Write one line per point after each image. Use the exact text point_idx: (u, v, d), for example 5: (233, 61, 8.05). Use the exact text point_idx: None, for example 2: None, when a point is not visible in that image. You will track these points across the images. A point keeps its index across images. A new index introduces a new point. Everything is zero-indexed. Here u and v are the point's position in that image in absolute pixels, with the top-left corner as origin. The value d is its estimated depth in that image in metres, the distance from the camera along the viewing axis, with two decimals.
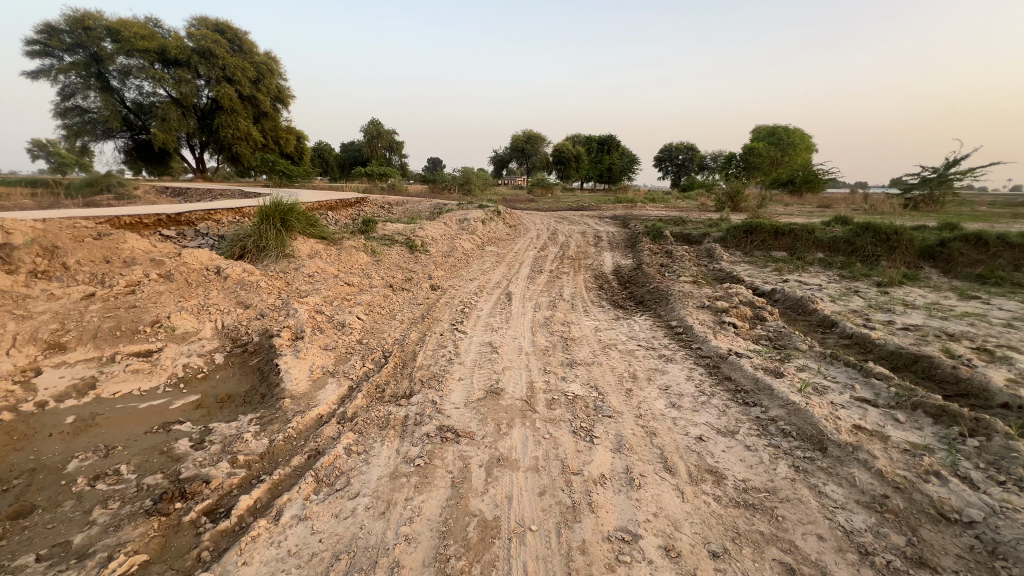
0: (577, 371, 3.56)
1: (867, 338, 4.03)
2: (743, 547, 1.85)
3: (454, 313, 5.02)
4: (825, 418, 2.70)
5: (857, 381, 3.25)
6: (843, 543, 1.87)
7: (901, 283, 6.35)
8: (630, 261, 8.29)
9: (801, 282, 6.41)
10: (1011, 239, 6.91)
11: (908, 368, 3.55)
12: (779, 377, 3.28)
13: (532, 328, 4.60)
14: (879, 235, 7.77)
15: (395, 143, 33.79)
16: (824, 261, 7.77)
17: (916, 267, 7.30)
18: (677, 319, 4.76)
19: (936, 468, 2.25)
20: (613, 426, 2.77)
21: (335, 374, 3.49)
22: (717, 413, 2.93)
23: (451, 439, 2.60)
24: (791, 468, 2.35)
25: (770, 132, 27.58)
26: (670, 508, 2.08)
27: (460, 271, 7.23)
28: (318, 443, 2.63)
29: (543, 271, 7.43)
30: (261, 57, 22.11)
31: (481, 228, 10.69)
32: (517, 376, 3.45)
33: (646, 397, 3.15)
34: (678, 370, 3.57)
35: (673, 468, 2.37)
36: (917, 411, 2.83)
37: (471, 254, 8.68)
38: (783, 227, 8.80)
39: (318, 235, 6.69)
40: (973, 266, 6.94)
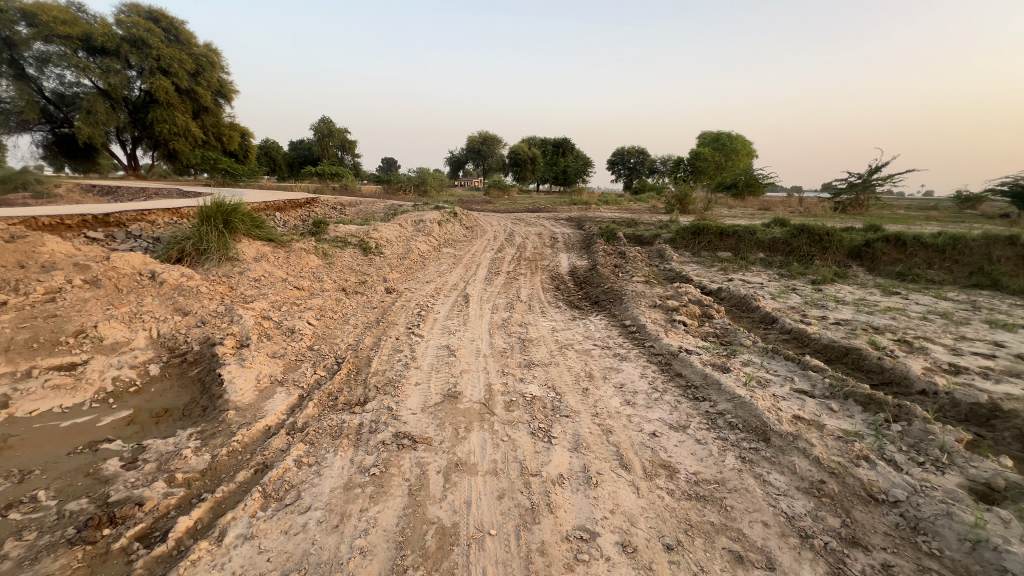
0: (534, 372, 3.58)
1: (804, 333, 4.30)
2: (695, 538, 1.92)
3: (410, 317, 4.93)
4: (768, 410, 2.86)
5: (796, 374, 3.46)
6: (785, 528, 1.98)
7: (833, 281, 6.82)
8: (585, 262, 8.46)
9: (744, 281, 6.76)
10: (925, 239, 7.60)
11: (840, 360, 3.83)
12: (726, 372, 3.44)
13: (490, 329, 4.59)
14: (813, 236, 8.33)
15: (348, 141, 32.73)
16: (764, 261, 8.24)
17: (845, 265, 7.88)
18: (631, 318, 4.90)
19: (865, 452, 2.44)
20: (570, 425, 2.81)
21: (285, 383, 3.34)
22: (670, 408, 3.03)
23: (408, 446, 2.55)
24: (737, 459, 2.47)
25: (714, 138, 29.02)
26: (626, 504, 2.13)
27: (416, 273, 7.11)
28: (265, 456, 2.51)
29: (501, 272, 7.46)
30: (201, 48, 20.88)
31: (437, 230, 10.55)
32: (476, 379, 3.43)
33: (601, 395, 3.21)
34: (632, 368, 3.67)
35: (629, 465, 2.43)
36: (848, 400, 3.04)
37: (427, 255, 8.58)
38: (727, 229, 9.25)
39: (264, 237, 6.36)
40: (894, 264, 7.58)
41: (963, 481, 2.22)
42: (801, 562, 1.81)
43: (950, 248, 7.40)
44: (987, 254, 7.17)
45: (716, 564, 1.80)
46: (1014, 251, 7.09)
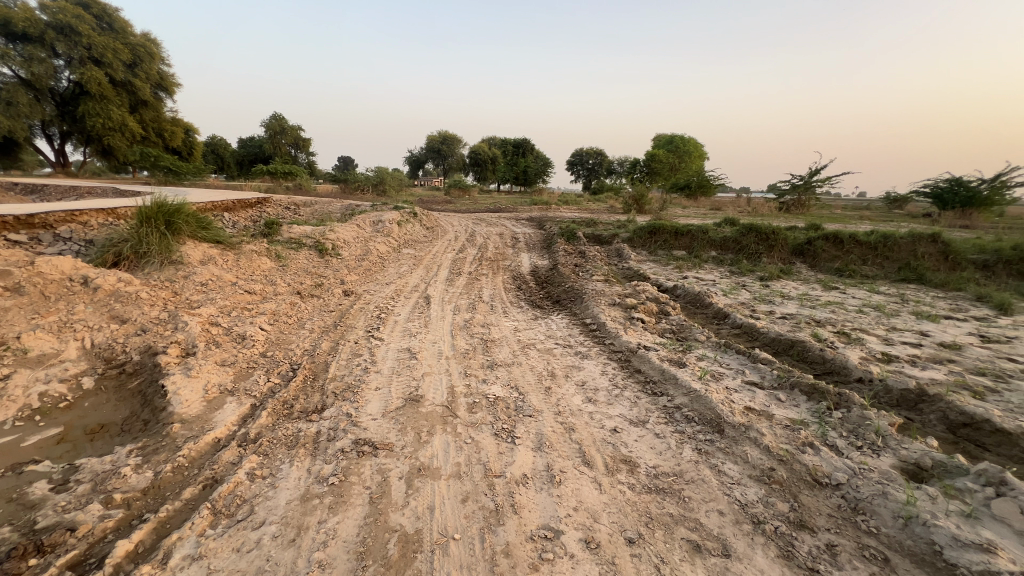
0: (497, 372, 3.58)
1: (753, 327, 4.52)
2: (655, 530, 1.98)
3: (370, 319, 4.82)
4: (722, 402, 2.99)
5: (747, 367, 3.63)
6: (739, 516, 2.07)
7: (778, 277, 7.20)
8: (546, 262, 8.55)
9: (698, 278, 7.03)
10: (860, 237, 8.16)
11: (787, 352, 4.04)
12: (682, 367, 3.56)
13: (452, 331, 4.55)
14: (760, 234, 8.77)
15: (302, 139, 31.55)
16: (716, 258, 8.60)
17: (790, 262, 8.35)
18: (591, 317, 4.98)
19: (809, 439, 2.59)
20: (533, 425, 2.83)
21: (236, 392, 3.18)
22: (630, 404, 3.10)
23: (369, 453, 2.48)
24: (694, 451, 2.56)
25: (668, 140, 30.07)
26: (588, 501, 2.17)
27: (375, 275, 6.96)
28: (215, 471, 2.38)
29: (462, 273, 7.41)
30: (138, 38, 19.53)
31: (397, 230, 10.37)
32: (438, 382, 3.39)
33: (564, 393, 3.26)
34: (593, 366, 3.74)
35: (591, 461, 2.47)
36: (794, 389, 3.21)
37: (387, 257, 8.41)
38: (682, 228, 9.58)
39: (212, 238, 6.03)
40: (832, 260, 8.10)
41: (895, 462, 2.40)
42: (754, 547, 1.90)
43: (881, 245, 7.97)
44: (913, 250, 7.78)
45: (676, 554, 1.85)
46: (937, 248, 7.72)
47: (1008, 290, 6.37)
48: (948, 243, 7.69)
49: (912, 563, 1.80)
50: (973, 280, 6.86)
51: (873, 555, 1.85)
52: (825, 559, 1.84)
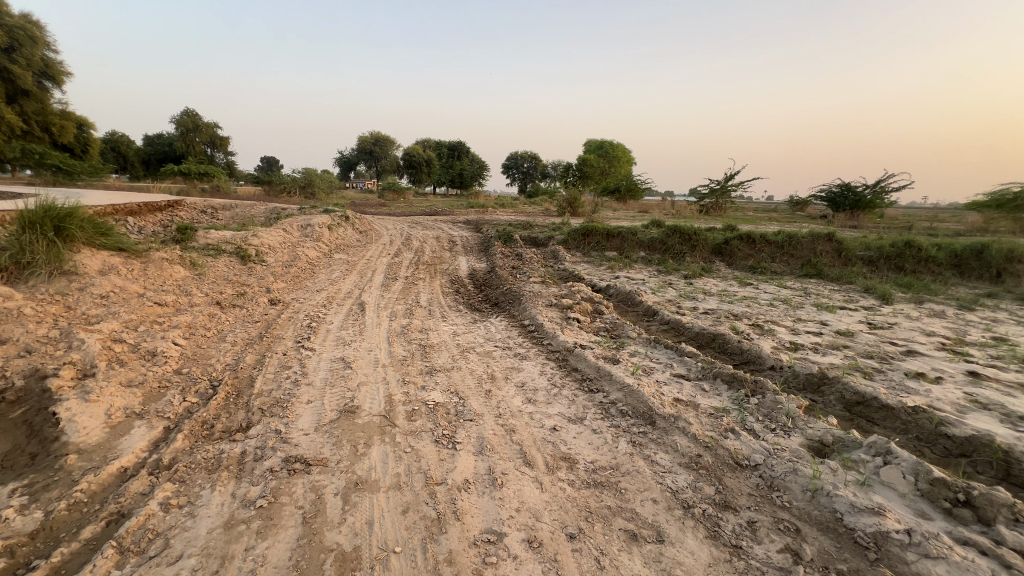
0: (437, 378, 3.53)
1: (679, 323, 4.81)
2: (594, 524, 2.04)
3: (299, 329, 4.55)
4: (653, 395, 3.14)
5: (675, 360, 3.86)
6: (671, 502, 2.19)
7: (700, 275, 7.71)
8: (484, 264, 8.56)
9: (629, 278, 7.35)
10: (769, 237, 8.93)
11: (709, 345, 4.34)
12: (616, 363, 3.72)
13: (388, 338, 4.42)
14: (683, 235, 9.34)
15: (219, 137, 29.28)
16: (645, 259, 9.05)
17: (709, 261, 8.98)
18: (529, 318, 5.05)
19: (731, 425, 2.79)
20: (474, 429, 2.82)
21: (145, 415, 2.88)
22: (568, 402, 3.18)
23: (301, 470, 2.35)
24: (629, 444, 2.67)
25: (600, 145, 31.32)
26: (530, 500, 2.19)
27: (304, 282, 6.61)
28: (121, 505, 2.14)
29: (398, 277, 7.23)
30: (16, 17, 17.09)
31: (327, 234, 9.92)
32: (374, 391, 3.27)
33: (504, 395, 3.27)
34: (532, 367, 3.79)
35: (532, 461, 2.50)
36: (717, 379, 3.46)
37: (317, 262, 8.02)
38: (613, 230, 9.97)
39: (113, 245, 5.43)
40: (746, 259, 8.81)
41: (803, 441, 2.65)
42: (685, 531, 2.01)
43: (787, 244, 8.78)
44: (812, 248, 8.64)
45: (614, 544, 1.92)
46: (831, 246, 8.63)
47: (888, 282, 7.26)
48: (841, 241, 8.63)
49: (820, 531, 2.00)
50: (860, 274, 7.74)
51: (787, 527, 2.03)
52: (747, 536, 1.99)
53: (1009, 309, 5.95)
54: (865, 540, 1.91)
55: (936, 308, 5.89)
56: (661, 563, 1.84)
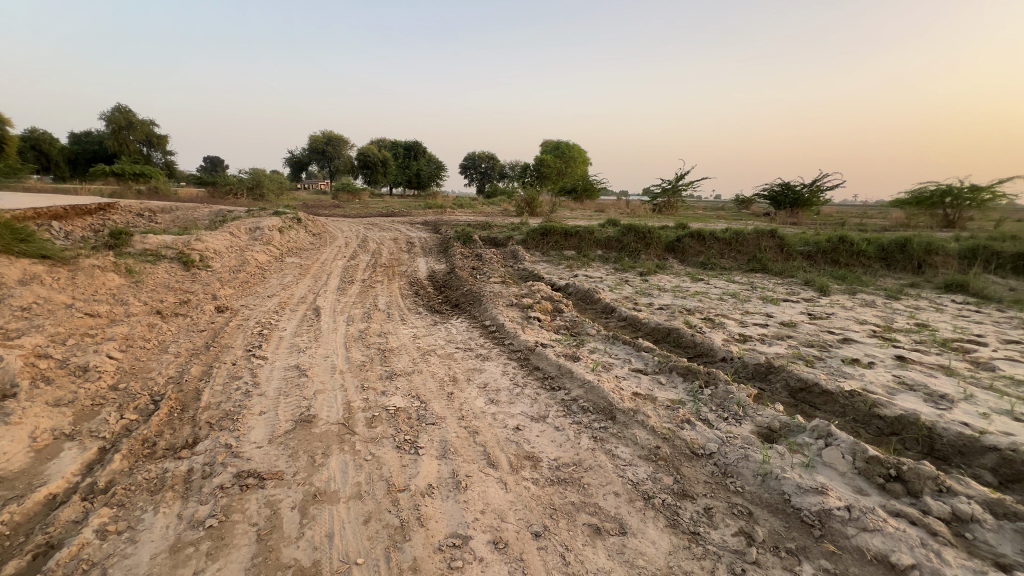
0: (397, 383, 3.46)
1: (636, 319, 4.94)
2: (559, 520, 2.06)
3: (249, 337, 4.34)
4: (612, 390, 3.21)
5: (632, 355, 3.96)
6: (632, 494, 2.25)
7: (655, 272, 7.96)
8: (443, 265, 8.48)
9: (587, 276, 7.50)
10: (718, 235, 9.35)
11: (665, 339, 4.48)
12: (576, 360, 3.77)
13: (345, 343, 4.29)
14: (638, 233, 9.60)
15: (156, 135, 27.47)
16: (602, 257, 9.25)
17: (663, 258, 9.29)
18: (490, 318, 5.04)
19: (686, 416, 2.90)
20: (436, 432, 2.78)
21: (77, 436, 2.66)
22: (531, 401, 3.21)
23: (254, 485, 2.24)
24: (591, 439, 2.72)
25: (556, 145, 31.72)
26: (495, 502, 2.19)
27: (254, 288, 6.31)
28: (50, 535, 1.96)
29: (355, 281, 7.04)
30: None
31: (278, 237, 9.52)
32: (332, 399, 3.17)
33: (466, 397, 3.26)
34: (494, 367, 3.79)
35: (496, 462, 2.50)
36: (672, 372, 3.58)
37: (268, 267, 7.68)
38: (570, 229, 10.12)
39: (35, 252, 4.96)
40: (697, 255, 9.19)
41: (753, 428, 2.79)
42: (646, 521, 2.07)
43: (734, 241, 9.20)
44: (757, 244, 9.11)
45: (579, 539, 1.95)
46: (774, 242, 9.13)
47: (826, 275, 7.76)
48: (782, 237, 9.15)
49: (770, 513, 2.11)
50: (801, 268, 8.23)
51: (740, 511, 2.12)
52: (704, 522, 2.07)
53: (930, 298, 6.49)
54: (811, 518, 2.03)
55: (868, 298, 6.35)
56: (624, 554, 1.88)
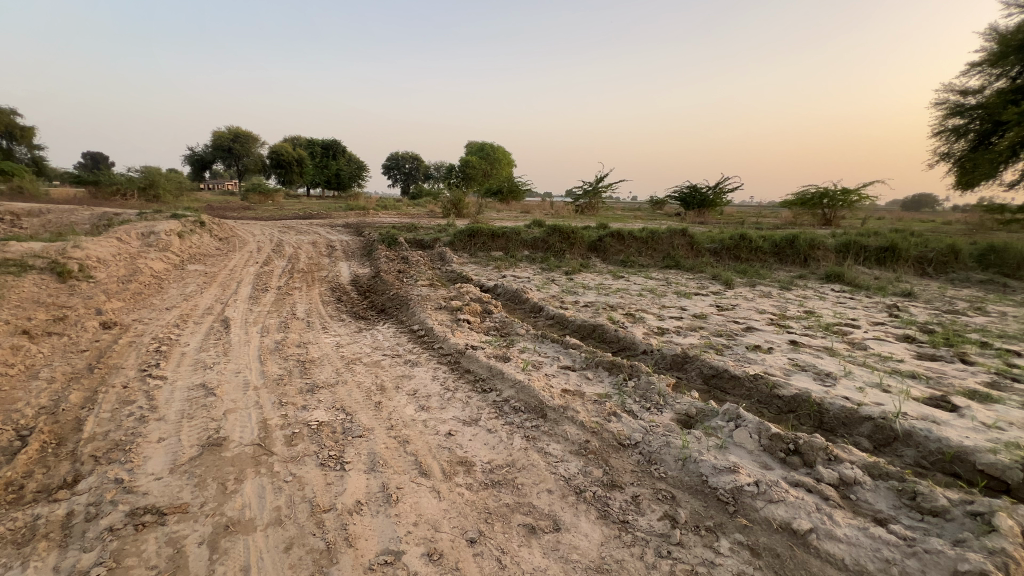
0: (319, 395, 3.27)
1: (563, 317, 5.09)
2: (494, 524, 2.06)
3: (144, 356, 3.87)
4: (543, 389, 3.28)
5: (561, 353, 4.07)
6: (565, 490, 2.30)
7: (580, 271, 8.25)
8: (367, 269, 8.16)
9: (515, 276, 7.59)
10: (635, 234, 9.88)
11: (590, 335, 4.65)
12: (506, 361, 3.80)
13: (260, 356, 3.97)
14: (563, 234, 9.89)
15: (19, 128, 23.70)
16: (529, 258, 9.41)
17: (587, 257, 9.66)
18: (418, 323, 4.93)
19: (613, 408, 3.03)
20: (364, 445, 2.66)
21: None
22: (462, 405, 3.18)
23: (153, 523, 2.00)
24: (523, 439, 2.75)
25: (480, 147, 31.80)
26: (428, 511, 2.14)
27: (150, 300, 5.66)
28: None
29: (270, 288, 6.56)
30: None
31: (178, 242, 8.62)
32: (245, 418, 2.91)
33: (396, 406, 3.15)
34: (424, 373, 3.71)
35: (428, 471, 2.44)
36: (599, 367, 3.72)
37: (165, 276, 6.93)
38: (497, 231, 10.18)
39: None
40: (618, 253, 9.67)
41: (673, 415, 2.98)
42: (578, 515, 2.13)
43: (650, 240, 9.79)
44: (671, 243, 9.76)
45: (514, 541, 1.96)
46: (685, 240, 9.85)
47: (730, 270, 8.49)
48: (692, 236, 9.89)
49: (690, 495, 2.26)
50: (709, 263, 8.95)
51: (664, 495, 2.26)
52: (632, 510, 2.17)
53: (814, 287, 7.35)
54: (725, 496, 2.20)
55: (765, 290, 7.05)
56: (558, 550, 1.91)
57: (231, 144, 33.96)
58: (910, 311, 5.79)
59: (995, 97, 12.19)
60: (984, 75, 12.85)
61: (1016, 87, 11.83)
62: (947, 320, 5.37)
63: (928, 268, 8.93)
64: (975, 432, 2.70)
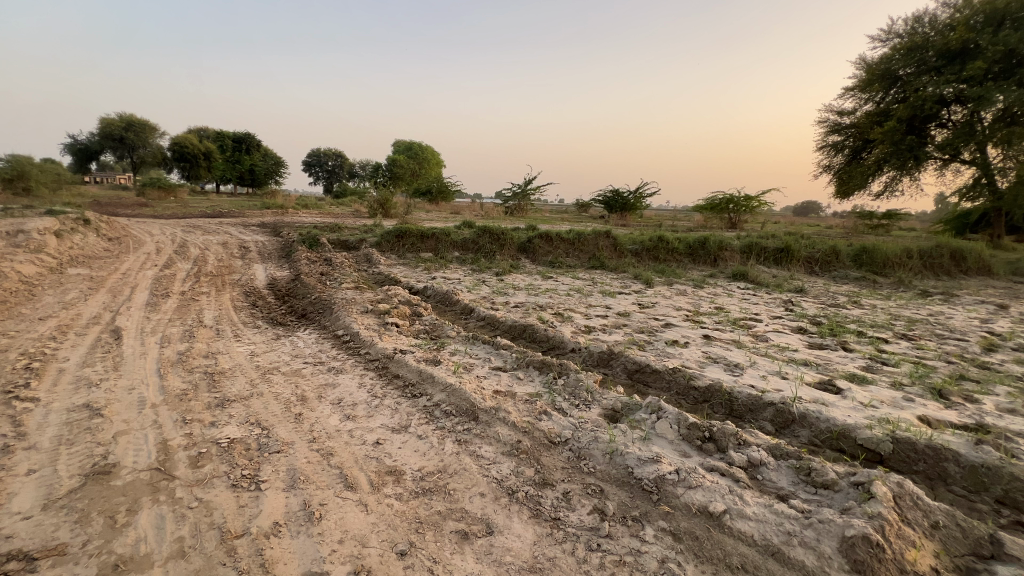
0: (231, 410, 3.00)
1: (494, 318, 5.10)
2: (425, 534, 2.01)
3: (9, 375, 3.33)
4: (474, 391, 3.26)
5: (492, 354, 4.08)
6: (497, 492, 2.30)
7: (510, 272, 8.33)
8: (285, 272, 7.64)
9: (445, 278, 7.49)
10: (563, 236, 10.16)
11: (521, 335, 4.71)
12: (437, 364, 3.73)
13: (159, 369, 3.57)
14: (492, 235, 9.94)
15: None
16: (460, 259, 9.33)
17: (517, 258, 9.77)
18: (343, 327, 4.70)
19: (544, 407, 3.08)
20: (284, 461, 2.49)
21: None
22: (391, 412, 3.07)
23: (19, 571, 1.71)
24: (455, 443, 2.71)
25: (407, 146, 31.10)
26: (354, 526, 2.04)
27: (18, 310, 4.88)
28: None
29: (172, 293, 5.93)
30: None
31: (54, 242, 7.52)
32: (140, 441, 2.60)
33: (318, 416, 2.98)
34: (350, 380, 3.54)
35: (354, 483, 2.33)
36: (529, 366, 3.77)
37: (38, 282, 6.00)
38: (426, 231, 10.00)
39: None
40: (547, 254, 9.89)
41: (600, 410, 3.09)
42: (511, 516, 2.14)
43: (577, 241, 10.12)
44: (596, 244, 10.16)
45: (447, 549, 1.92)
46: (609, 242, 10.30)
47: (650, 270, 9.02)
48: (615, 238, 10.36)
49: (617, 487, 2.36)
50: (631, 264, 9.44)
51: (593, 489, 2.33)
52: (563, 506, 2.22)
53: (723, 285, 8.01)
54: (649, 485, 2.32)
55: (681, 288, 7.55)
56: (491, 554, 1.91)
57: (122, 133, 30.21)
58: (801, 306, 6.51)
59: (866, 118, 14.01)
60: (855, 98, 14.72)
61: (880, 110, 13.68)
62: (831, 312, 6.09)
63: (815, 267, 10.09)
64: (855, 410, 3.08)
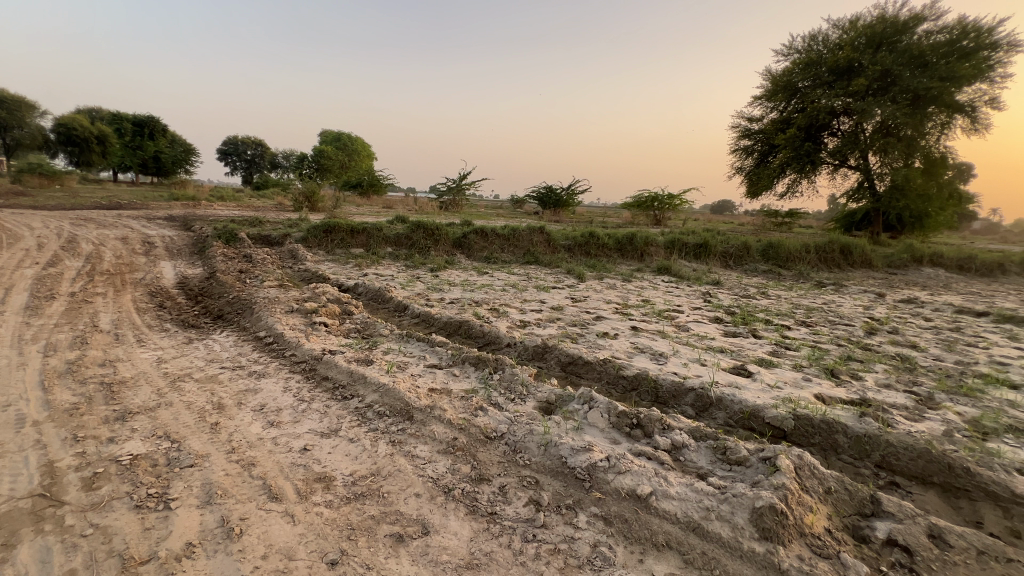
0: (134, 423, 2.71)
1: (428, 315, 5.02)
2: (358, 540, 1.94)
3: None
4: (409, 391, 3.18)
5: (427, 352, 4.01)
6: (433, 491, 2.27)
7: (445, 268, 8.23)
8: (198, 270, 7.02)
9: (377, 274, 7.25)
10: (498, 231, 10.21)
11: (456, 332, 4.66)
12: (369, 364, 3.61)
13: (42, 382, 3.14)
14: (426, 231, 9.76)
15: None
16: (392, 255, 9.07)
17: (452, 254, 9.66)
18: (265, 329, 4.40)
19: (479, 403, 3.08)
20: (198, 474, 2.30)
21: None
22: (320, 416, 2.93)
23: None
24: (389, 444, 2.64)
25: (335, 137, 29.69)
26: (280, 539, 1.92)
27: None
28: None
29: (57, 295, 5.22)
30: None
31: None
32: (19, 464, 2.28)
33: (237, 425, 2.77)
34: (273, 384, 3.32)
35: (279, 494, 2.20)
36: (465, 363, 3.75)
37: None
38: (357, 226, 9.60)
39: None
40: (482, 250, 9.90)
41: (535, 404, 3.15)
42: (447, 515, 2.12)
43: (511, 236, 10.20)
44: (530, 239, 10.31)
45: (380, 554, 1.87)
46: (543, 237, 10.48)
47: (582, 265, 9.31)
48: (549, 233, 10.56)
49: (552, 477, 2.42)
50: (564, 259, 9.67)
51: (529, 482, 2.37)
52: (500, 500, 2.24)
53: (649, 279, 8.47)
54: (581, 473, 2.40)
55: (611, 282, 7.87)
56: (428, 554, 1.89)
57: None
58: (717, 297, 7.03)
59: (771, 125, 15.37)
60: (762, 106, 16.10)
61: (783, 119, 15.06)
62: (743, 303, 6.63)
63: (730, 260, 10.94)
64: (763, 392, 3.38)
